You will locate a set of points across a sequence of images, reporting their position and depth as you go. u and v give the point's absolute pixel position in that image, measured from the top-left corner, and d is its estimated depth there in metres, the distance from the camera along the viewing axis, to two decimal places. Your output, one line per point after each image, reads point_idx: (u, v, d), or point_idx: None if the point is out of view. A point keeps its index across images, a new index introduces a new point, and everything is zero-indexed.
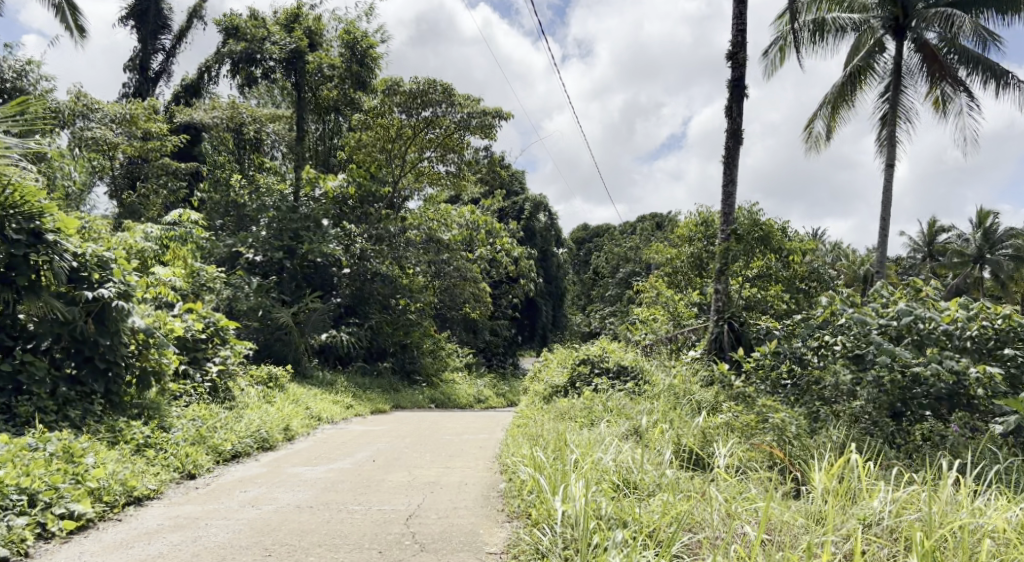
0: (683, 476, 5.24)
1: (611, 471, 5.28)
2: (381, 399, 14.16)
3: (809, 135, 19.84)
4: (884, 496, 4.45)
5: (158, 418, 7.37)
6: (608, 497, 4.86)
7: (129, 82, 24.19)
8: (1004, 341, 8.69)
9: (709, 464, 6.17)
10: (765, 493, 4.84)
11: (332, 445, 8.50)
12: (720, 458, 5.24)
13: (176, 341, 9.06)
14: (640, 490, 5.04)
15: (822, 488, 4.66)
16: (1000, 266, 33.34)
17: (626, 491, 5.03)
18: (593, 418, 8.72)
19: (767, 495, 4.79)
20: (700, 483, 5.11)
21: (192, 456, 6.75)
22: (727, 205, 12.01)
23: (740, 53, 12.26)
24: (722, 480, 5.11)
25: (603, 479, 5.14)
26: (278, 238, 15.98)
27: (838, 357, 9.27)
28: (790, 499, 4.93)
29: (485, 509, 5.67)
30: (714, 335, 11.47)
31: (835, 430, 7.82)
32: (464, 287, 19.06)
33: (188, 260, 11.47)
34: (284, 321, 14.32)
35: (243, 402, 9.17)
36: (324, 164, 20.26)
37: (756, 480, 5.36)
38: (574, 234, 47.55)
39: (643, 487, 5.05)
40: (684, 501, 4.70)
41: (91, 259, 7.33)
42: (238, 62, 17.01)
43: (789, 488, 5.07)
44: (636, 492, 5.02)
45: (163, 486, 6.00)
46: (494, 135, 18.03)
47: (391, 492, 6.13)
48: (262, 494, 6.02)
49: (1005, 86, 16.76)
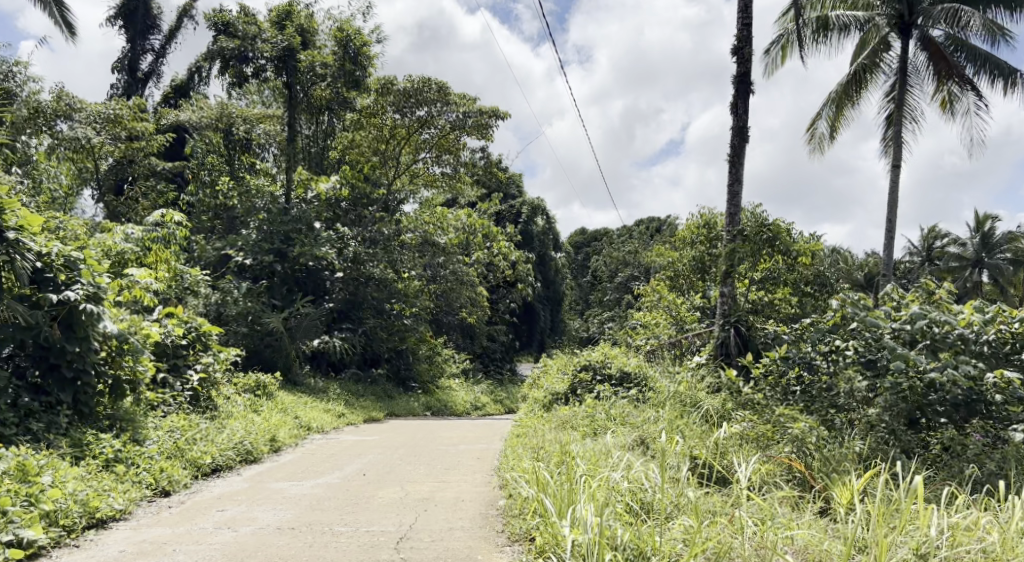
0: (703, 494, 4.81)
1: (623, 490, 4.82)
2: (374, 407, 13.64)
3: (812, 135, 19.46)
4: (940, 522, 4.07)
5: (131, 429, 6.89)
6: (623, 521, 4.41)
7: (118, 83, 23.80)
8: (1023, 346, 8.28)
9: (729, 480, 5.70)
10: (799, 517, 4.44)
11: (320, 457, 8.02)
12: (743, 472, 4.82)
13: (154, 348, 8.59)
14: (657, 513, 4.58)
15: (867, 510, 4.27)
16: (1000, 270, 33.01)
17: (643, 517, 4.55)
18: (596, 427, 8.28)
19: (802, 519, 4.39)
20: (723, 504, 4.68)
21: (166, 470, 6.27)
22: (733, 205, 11.55)
23: (745, 47, 11.84)
24: (747, 500, 4.68)
25: (615, 500, 4.68)
26: (268, 241, 15.58)
27: (849, 363, 8.71)
28: (825, 521, 4.54)
29: (482, 531, 5.20)
30: (721, 340, 10.92)
31: (855, 440, 7.30)
32: (460, 291, 18.64)
33: (173, 263, 10.99)
34: (274, 326, 13.80)
35: (226, 412, 8.68)
36: (315, 165, 19.80)
37: (781, 499, 4.95)
38: (572, 238, 47.10)
39: (660, 509, 4.60)
40: (709, 526, 4.26)
41: (57, 260, 6.87)
42: (229, 59, 16.43)
43: (823, 509, 4.67)
44: (654, 518, 4.54)
45: (131, 506, 5.52)
46: (490, 136, 17.64)
47: (381, 510, 5.64)
48: (240, 513, 5.53)
49: (1013, 85, 16.36)
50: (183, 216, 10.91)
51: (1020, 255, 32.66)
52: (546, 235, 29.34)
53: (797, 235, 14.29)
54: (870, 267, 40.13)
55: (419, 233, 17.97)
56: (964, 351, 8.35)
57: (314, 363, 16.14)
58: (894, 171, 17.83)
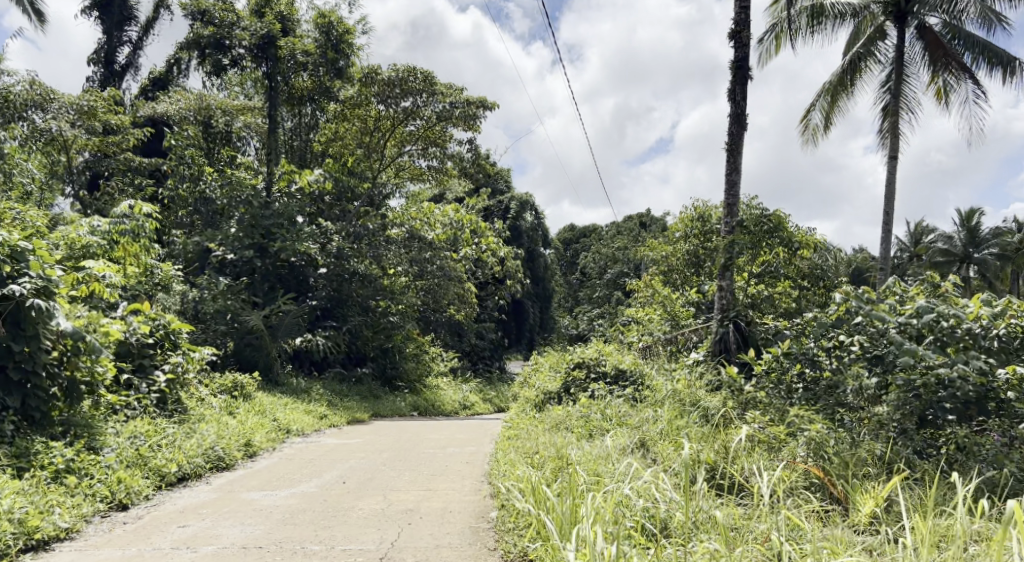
0: (730, 516, 4.34)
1: (636, 512, 4.33)
2: (358, 408, 13.04)
3: (806, 127, 19.04)
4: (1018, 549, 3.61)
5: (87, 436, 6.35)
6: (639, 550, 3.92)
7: (94, 76, 23.02)
8: None
9: (748, 492, 5.25)
10: (844, 543, 3.97)
11: (299, 462, 7.50)
12: (771, 486, 4.36)
13: (117, 348, 8.04)
14: (677, 537, 4.09)
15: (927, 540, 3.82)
16: (987, 265, 32.75)
17: (660, 541, 4.08)
18: (591, 429, 7.75)
19: (849, 546, 3.93)
20: (750, 524, 4.22)
21: (124, 482, 5.74)
22: (732, 195, 11.07)
23: (743, 31, 11.34)
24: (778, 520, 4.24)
25: (625, 524, 4.19)
26: (249, 236, 14.92)
27: (855, 359, 8.22)
28: (874, 547, 4.08)
29: (472, 549, 4.69)
30: (720, 336, 10.38)
31: (871, 441, 6.83)
32: (448, 288, 17.87)
33: (144, 257, 10.41)
34: (253, 324, 13.20)
35: (197, 414, 8.12)
36: (298, 159, 19.24)
37: (813, 518, 4.51)
38: (561, 235, 46.51)
39: (679, 533, 4.11)
40: (740, 554, 3.77)
41: (3, 250, 6.33)
42: (205, 48, 15.79)
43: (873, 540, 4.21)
44: (673, 544, 4.06)
45: (80, 523, 5.00)
46: (477, 127, 17.20)
47: (361, 525, 5.12)
48: (204, 530, 4.99)
49: (1012, 73, 15.96)
50: (153, 207, 10.15)
51: (1007, 250, 32.45)
52: (535, 231, 28.80)
53: (796, 226, 13.79)
54: (857, 263, 39.86)
55: (405, 228, 17.48)
56: (973, 346, 7.80)
57: (297, 363, 15.57)
58: (891, 163, 17.43)
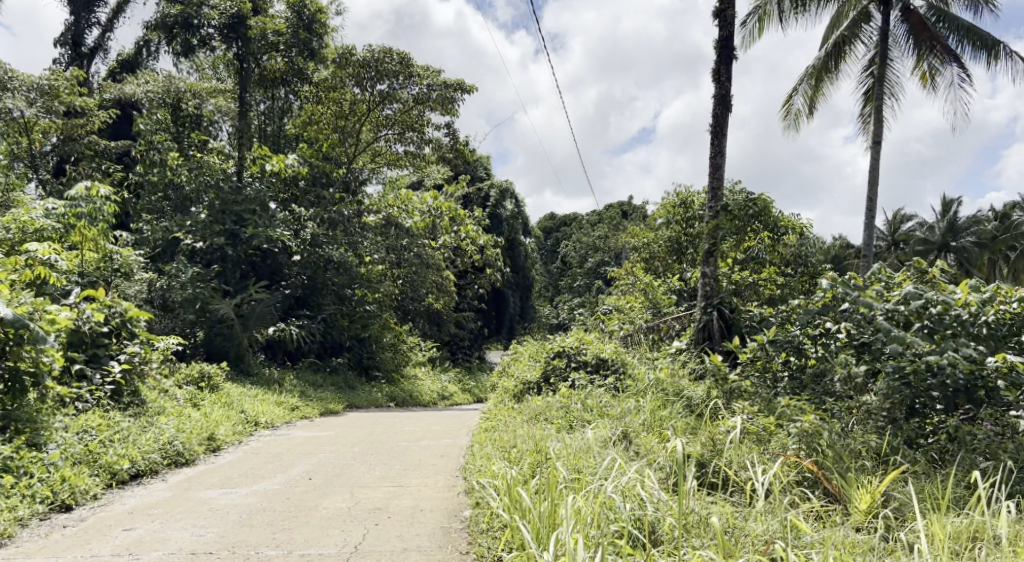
0: (727, 520, 4.05)
1: (623, 518, 4.01)
2: (332, 398, 12.64)
3: (788, 112, 18.78)
4: None
5: (31, 432, 5.94)
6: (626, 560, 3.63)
7: (60, 58, 22.24)
8: (1020, 327, 7.46)
9: (748, 491, 4.95)
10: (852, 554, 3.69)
11: (265, 456, 7.11)
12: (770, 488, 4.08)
13: (67, 336, 7.58)
14: (670, 550, 3.80)
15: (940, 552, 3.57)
16: (965, 253, 32.82)
17: (650, 551, 3.79)
18: (571, 421, 7.41)
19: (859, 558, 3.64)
20: (749, 532, 3.93)
21: (69, 480, 5.36)
22: (716, 179, 10.76)
23: (728, 9, 11.00)
24: (780, 529, 3.93)
25: (613, 534, 3.89)
26: (219, 222, 14.35)
27: (840, 348, 7.93)
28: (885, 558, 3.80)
29: (441, 553, 4.36)
30: (702, 324, 10.08)
31: (866, 433, 6.53)
32: (425, 275, 17.38)
33: (103, 243, 9.88)
34: (225, 313, 12.76)
35: (156, 406, 7.71)
36: (271, 144, 18.68)
37: (815, 521, 4.26)
38: (541, 224, 46.17)
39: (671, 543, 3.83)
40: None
41: None
42: (173, 27, 15.09)
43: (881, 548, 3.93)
44: (663, 554, 3.79)
45: (12, 528, 4.64)
46: (456, 111, 16.80)
47: (323, 526, 4.75)
48: (151, 533, 4.62)
49: (996, 57, 15.74)
50: (111, 188, 9.65)
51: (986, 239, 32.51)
52: (516, 219, 28.38)
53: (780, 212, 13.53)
54: (836, 252, 39.91)
55: (383, 215, 17.12)
56: (961, 332, 7.50)
57: (269, 353, 15.03)
58: (875, 149, 17.22)
